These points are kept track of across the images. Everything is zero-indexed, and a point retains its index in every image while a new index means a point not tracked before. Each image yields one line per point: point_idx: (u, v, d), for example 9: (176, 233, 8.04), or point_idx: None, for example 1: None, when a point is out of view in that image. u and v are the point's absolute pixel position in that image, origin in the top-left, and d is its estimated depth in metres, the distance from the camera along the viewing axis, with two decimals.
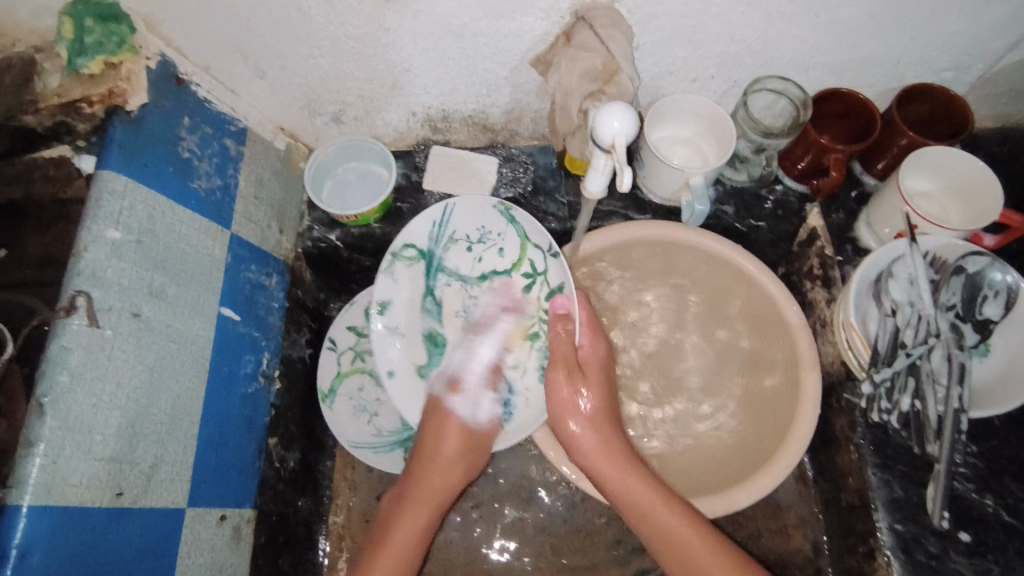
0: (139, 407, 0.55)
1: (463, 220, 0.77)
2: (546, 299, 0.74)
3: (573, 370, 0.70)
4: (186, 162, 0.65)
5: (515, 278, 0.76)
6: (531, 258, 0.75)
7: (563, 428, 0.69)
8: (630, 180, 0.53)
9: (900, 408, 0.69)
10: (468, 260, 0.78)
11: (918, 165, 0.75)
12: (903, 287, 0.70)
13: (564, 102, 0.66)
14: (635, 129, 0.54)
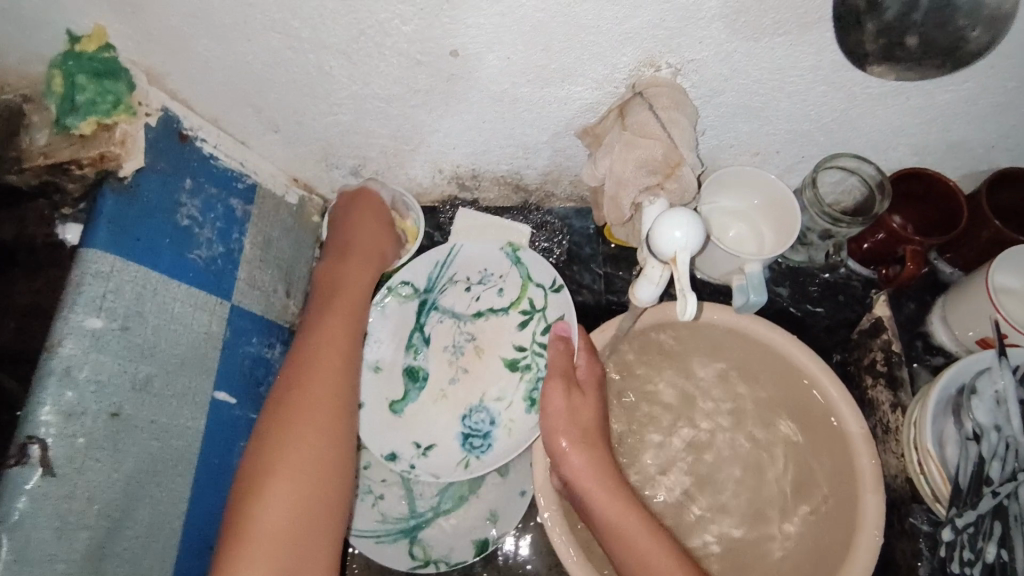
0: (111, 523, 0.49)
1: (465, 262, 0.75)
2: (545, 334, 0.73)
3: (571, 385, 0.65)
4: (185, 230, 0.58)
5: (512, 316, 0.75)
6: (531, 296, 0.74)
7: (557, 449, 0.62)
8: (694, 305, 0.47)
9: (985, 560, 0.57)
10: (465, 299, 0.75)
11: (1012, 261, 0.65)
12: (988, 408, 0.61)
13: (616, 195, 0.57)
14: (699, 238, 0.46)
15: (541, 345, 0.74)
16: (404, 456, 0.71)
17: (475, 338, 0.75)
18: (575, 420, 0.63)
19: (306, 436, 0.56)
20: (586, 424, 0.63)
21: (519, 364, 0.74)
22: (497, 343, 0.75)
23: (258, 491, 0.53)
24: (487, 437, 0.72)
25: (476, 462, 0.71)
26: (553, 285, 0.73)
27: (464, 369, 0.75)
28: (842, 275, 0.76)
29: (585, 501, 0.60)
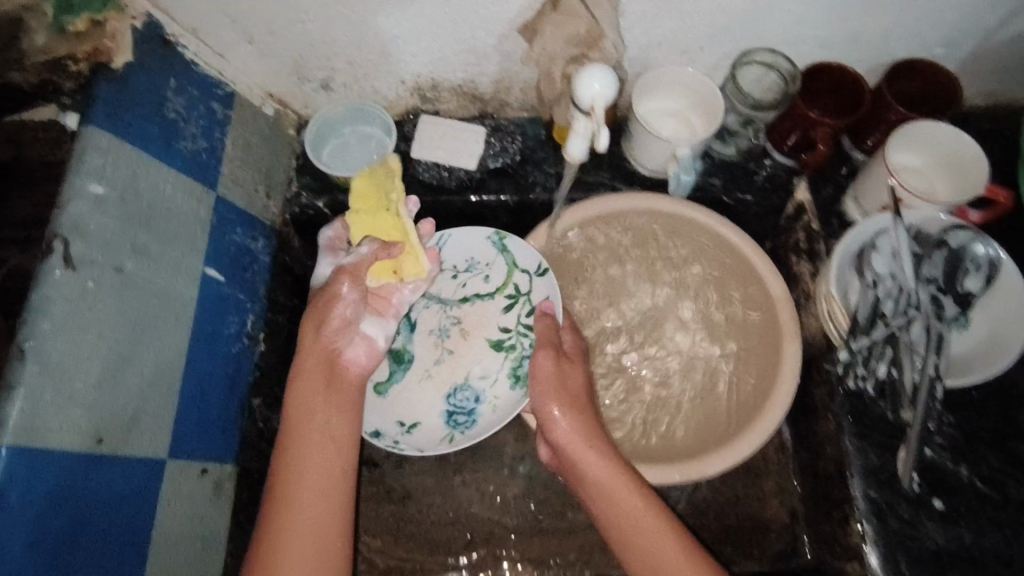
0: (121, 359, 0.57)
1: (452, 250, 0.82)
2: (529, 316, 0.78)
3: (559, 354, 0.70)
4: (172, 123, 0.65)
5: (497, 301, 0.80)
6: (516, 282, 0.79)
7: (547, 412, 0.67)
8: (607, 141, 0.56)
9: (876, 376, 0.69)
10: (451, 285, 0.81)
11: (904, 139, 0.74)
12: (886, 260, 0.69)
13: (549, 67, 0.73)
14: (613, 91, 0.54)
15: (525, 327, 0.79)
16: (388, 433, 0.76)
17: (462, 322, 0.81)
18: (564, 385, 0.68)
19: (306, 519, 0.56)
20: (575, 394, 0.68)
21: (504, 344, 0.79)
22: (483, 324, 0.80)
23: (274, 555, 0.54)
24: (471, 412, 0.77)
25: (459, 438, 0.76)
26: (537, 270, 0.78)
27: (448, 350, 0.80)
28: (767, 167, 0.84)
29: (579, 459, 0.65)
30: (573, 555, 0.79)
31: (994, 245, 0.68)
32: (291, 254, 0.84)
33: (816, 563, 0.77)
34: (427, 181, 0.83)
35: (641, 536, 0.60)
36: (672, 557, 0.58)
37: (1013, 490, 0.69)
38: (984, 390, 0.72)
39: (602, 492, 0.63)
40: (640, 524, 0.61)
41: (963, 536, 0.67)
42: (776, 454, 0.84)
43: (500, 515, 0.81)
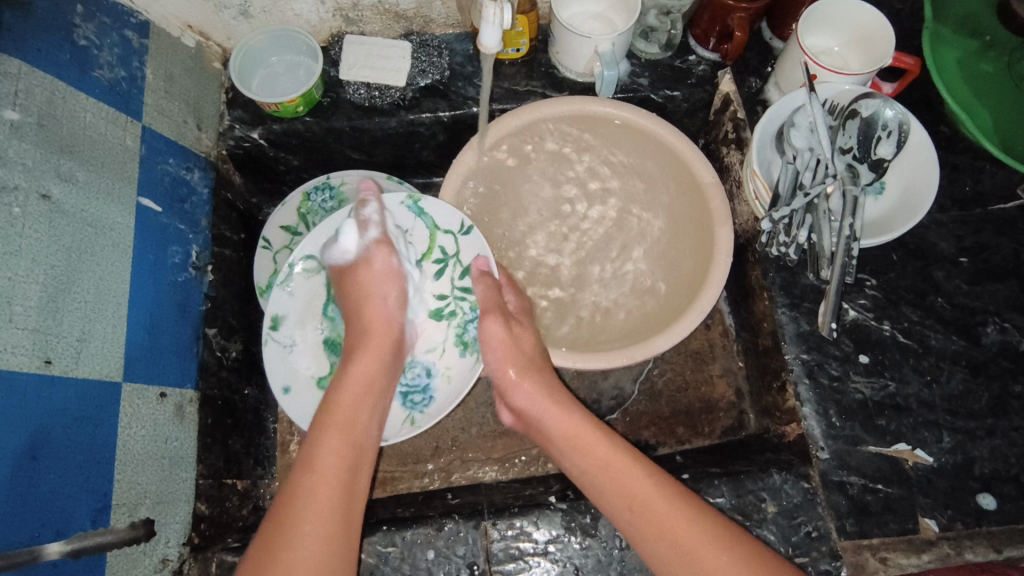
0: (59, 284, 0.57)
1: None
2: (462, 278, 0.79)
3: (509, 318, 0.73)
4: (83, 51, 0.64)
5: (426, 267, 0.79)
6: (441, 245, 0.78)
7: (508, 378, 0.71)
8: (509, 15, 0.62)
9: (798, 242, 0.73)
10: None
11: (819, 21, 0.76)
12: (804, 135, 0.71)
13: None
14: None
15: (460, 290, 0.79)
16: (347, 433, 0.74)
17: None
18: (521, 350, 0.72)
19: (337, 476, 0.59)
20: (531, 355, 0.72)
21: (444, 312, 0.79)
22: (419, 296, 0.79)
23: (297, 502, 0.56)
24: (426, 390, 0.77)
25: (420, 417, 0.75)
26: (462, 228, 0.77)
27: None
28: (692, 62, 0.86)
29: (539, 416, 0.69)
30: (535, 449, 0.82)
31: (899, 108, 0.71)
32: (232, 190, 0.85)
33: (759, 431, 0.82)
34: (358, 102, 0.83)
35: (606, 474, 0.62)
36: (642, 486, 0.60)
37: (933, 339, 0.72)
38: (903, 250, 0.75)
39: (563, 442, 0.66)
40: (609, 465, 0.63)
41: (887, 385, 0.71)
42: (721, 338, 0.90)
43: (464, 422, 0.84)
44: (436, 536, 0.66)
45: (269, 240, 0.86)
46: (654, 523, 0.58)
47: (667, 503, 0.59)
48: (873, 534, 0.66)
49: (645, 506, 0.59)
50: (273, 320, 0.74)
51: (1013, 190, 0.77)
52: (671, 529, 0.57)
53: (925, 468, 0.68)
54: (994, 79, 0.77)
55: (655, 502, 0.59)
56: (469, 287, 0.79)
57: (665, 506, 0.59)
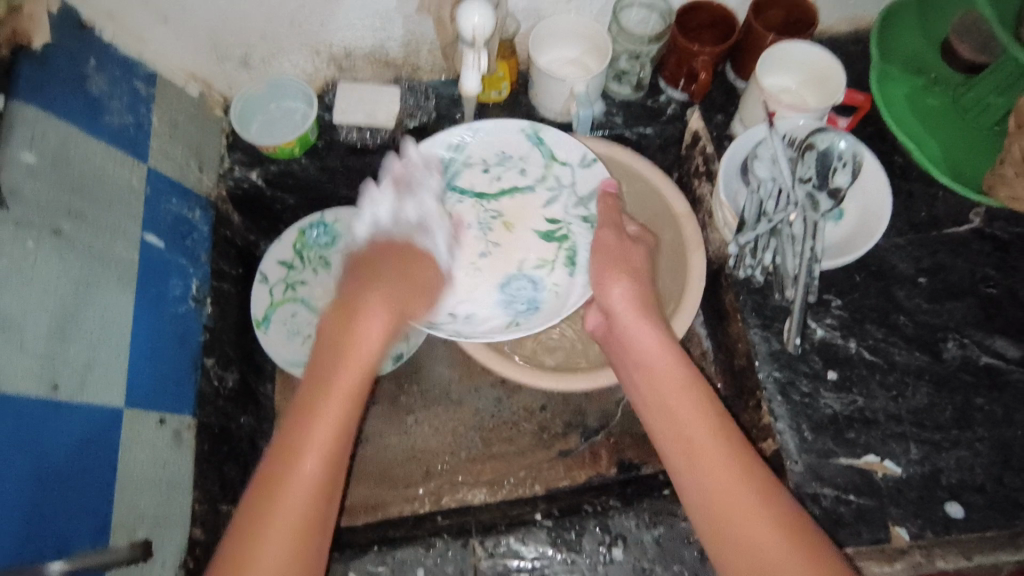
0: (67, 313, 0.60)
1: (480, 146, 0.82)
2: (580, 204, 0.81)
3: (620, 230, 0.75)
4: (95, 100, 0.69)
5: (539, 193, 0.82)
6: (557, 174, 0.82)
7: (604, 284, 0.72)
8: (485, 62, 0.68)
9: (763, 264, 0.78)
10: (485, 179, 0.82)
11: (776, 63, 0.83)
12: (767, 166, 0.76)
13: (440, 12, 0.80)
14: (491, 22, 0.65)
15: (575, 215, 0.81)
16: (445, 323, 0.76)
17: (502, 214, 0.82)
18: (627, 262, 0.73)
19: (342, 417, 0.56)
20: (633, 264, 0.73)
21: (552, 233, 0.81)
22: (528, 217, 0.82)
23: (298, 434, 0.54)
24: (529, 300, 0.79)
25: (525, 322, 0.77)
26: (582, 160, 0.81)
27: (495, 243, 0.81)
28: (663, 102, 0.92)
29: (629, 335, 0.69)
30: (523, 471, 0.84)
31: (852, 140, 0.75)
32: (231, 228, 0.89)
33: None
34: (351, 144, 0.89)
35: (689, 433, 0.61)
36: (723, 461, 0.58)
37: (897, 355, 0.76)
38: (865, 272, 0.79)
39: (647, 372, 0.66)
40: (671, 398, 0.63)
41: (856, 400, 0.74)
42: (700, 361, 0.93)
43: (453, 447, 0.86)
44: (425, 554, 0.68)
45: (267, 274, 0.90)
46: (711, 489, 0.58)
47: (725, 466, 0.58)
48: (848, 544, 0.68)
49: (698, 459, 0.59)
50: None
51: (966, 214, 0.82)
52: (733, 506, 0.57)
53: (894, 479, 0.71)
54: (939, 112, 0.83)
55: (718, 469, 0.58)
56: (592, 214, 0.80)
57: (728, 478, 0.58)
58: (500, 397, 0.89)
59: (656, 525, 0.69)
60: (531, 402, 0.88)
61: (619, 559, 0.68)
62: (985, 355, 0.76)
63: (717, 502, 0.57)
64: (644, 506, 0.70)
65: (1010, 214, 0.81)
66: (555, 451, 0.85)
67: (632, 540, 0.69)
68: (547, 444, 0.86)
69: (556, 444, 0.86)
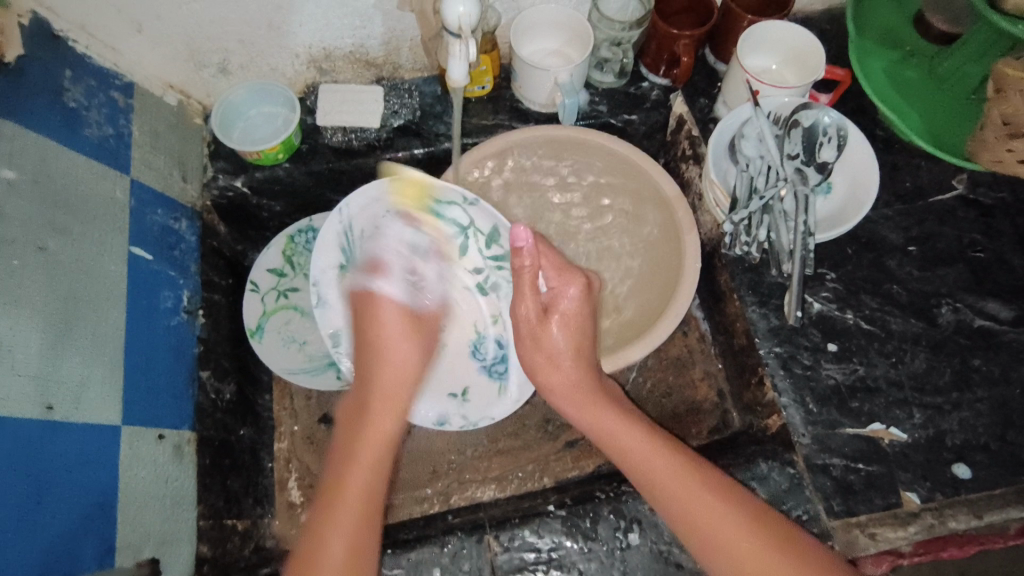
0: (58, 330, 0.59)
1: (361, 212, 0.69)
2: (489, 245, 0.77)
3: (543, 305, 0.71)
4: (72, 111, 0.68)
5: (451, 241, 0.75)
6: (453, 216, 0.73)
7: (542, 337, 0.71)
8: (474, 51, 0.68)
9: (758, 241, 0.78)
10: (401, 246, 0.72)
11: (755, 43, 0.83)
12: (754, 144, 0.77)
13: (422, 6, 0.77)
14: (478, 11, 0.66)
15: (492, 258, 0.78)
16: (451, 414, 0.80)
17: (443, 263, 0.77)
18: (560, 325, 0.71)
19: (366, 484, 0.63)
20: (571, 323, 0.71)
21: (485, 285, 0.81)
22: (456, 270, 0.79)
23: (339, 482, 0.63)
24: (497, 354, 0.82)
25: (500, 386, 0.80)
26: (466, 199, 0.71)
27: (452, 323, 0.81)
28: (646, 88, 0.93)
29: (558, 385, 0.72)
30: (532, 465, 0.84)
31: (837, 115, 0.76)
32: (218, 238, 0.87)
33: (744, 427, 0.85)
34: (336, 145, 0.88)
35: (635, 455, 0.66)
36: (672, 474, 0.63)
37: (894, 323, 0.77)
38: (856, 244, 0.80)
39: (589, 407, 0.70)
40: (617, 435, 0.68)
41: (857, 369, 0.75)
42: (699, 343, 0.94)
43: (459, 445, 0.85)
44: (441, 553, 0.68)
45: (257, 283, 0.88)
46: (674, 504, 0.62)
47: (693, 481, 0.63)
48: (859, 511, 0.69)
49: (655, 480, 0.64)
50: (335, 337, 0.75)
51: (949, 182, 0.83)
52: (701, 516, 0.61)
53: (901, 444, 0.71)
54: (917, 85, 0.85)
55: (683, 487, 0.62)
56: (500, 253, 0.78)
57: (665, 463, 0.64)
58: None
59: None
60: (534, 394, 0.88)
61: (636, 544, 0.68)
62: (979, 318, 0.77)
63: (706, 519, 0.60)
64: None
65: (992, 179, 0.83)
66: (562, 442, 0.85)
67: (647, 523, 0.69)
68: (553, 436, 0.85)
69: (563, 435, 0.85)
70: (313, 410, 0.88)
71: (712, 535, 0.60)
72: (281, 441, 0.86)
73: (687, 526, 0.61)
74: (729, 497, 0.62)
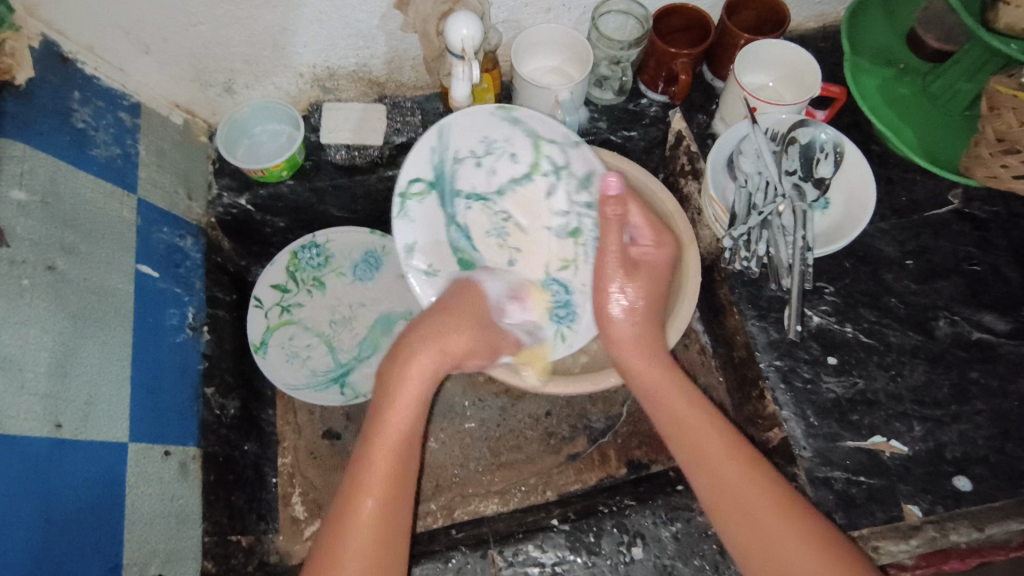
0: (67, 350, 0.59)
1: (463, 136, 0.76)
2: (577, 189, 0.77)
3: (623, 259, 0.72)
4: (81, 132, 0.69)
5: (538, 181, 0.78)
6: (547, 154, 0.77)
7: (611, 284, 0.73)
8: (478, 72, 0.70)
9: (758, 255, 0.79)
10: (480, 175, 0.77)
11: (752, 61, 0.85)
12: (752, 161, 0.78)
13: (425, 28, 0.79)
14: (479, 35, 0.68)
15: (577, 204, 0.77)
16: (505, 342, 0.75)
17: (509, 214, 0.78)
18: (645, 275, 0.73)
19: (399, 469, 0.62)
20: (650, 279, 0.73)
21: (568, 229, 0.78)
22: (536, 213, 0.78)
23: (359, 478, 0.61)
24: (568, 304, 0.77)
25: (569, 333, 0.77)
26: (569, 140, 0.76)
27: (516, 247, 0.78)
28: (644, 105, 0.94)
29: (621, 344, 0.72)
30: (534, 479, 0.84)
31: (833, 131, 0.78)
32: (223, 255, 0.88)
33: (745, 440, 0.86)
34: (341, 163, 0.89)
35: (696, 441, 0.65)
36: (730, 468, 0.63)
37: (892, 336, 0.78)
38: (854, 258, 0.81)
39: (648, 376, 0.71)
40: (675, 415, 0.68)
41: (857, 382, 0.76)
42: (699, 355, 0.95)
43: (462, 459, 0.86)
44: (445, 569, 0.68)
45: (261, 298, 0.89)
46: (726, 486, 0.62)
47: (748, 481, 0.62)
48: (862, 525, 0.69)
49: (705, 456, 0.64)
50: (408, 249, 0.74)
51: (944, 196, 0.84)
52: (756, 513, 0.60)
53: (901, 457, 0.72)
54: (911, 100, 0.86)
55: (737, 482, 0.62)
56: (586, 197, 0.77)
57: (720, 445, 0.65)
58: (505, 406, 0.88)
59: (674, 521, 0.70)
60: (536, 408, 0.88)
61: (639, 558, 0.68)
62: (976, 330, 0.78)
63: (758, 526, 0.59)
64: (659, 502, 0.70)
65: (986, 194, 0.84)
66: (565, 456, 0.85)
67: (650, 537, 0.69)
68: (556, 449, 0.86)
69: (565, 448, 0.86)
70: (315, 424, 0.89)
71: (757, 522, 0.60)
72: (285, 456, 0.86)
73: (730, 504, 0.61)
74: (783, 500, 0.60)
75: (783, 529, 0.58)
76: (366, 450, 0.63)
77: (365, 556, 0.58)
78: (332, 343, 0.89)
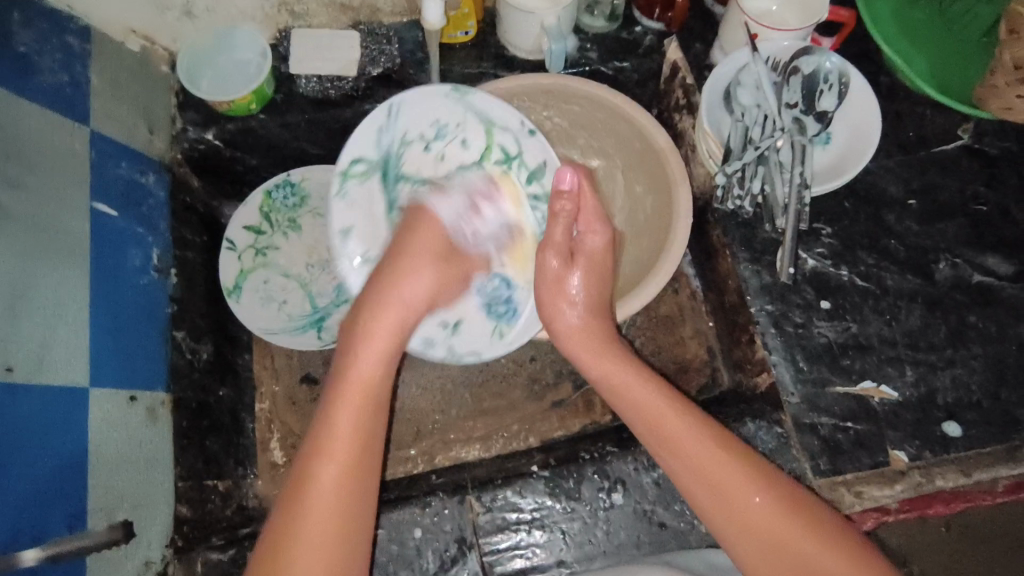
0: (15, 289, 0.56)
1: (414, 118, 0.70)
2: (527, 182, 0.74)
3: (568, 254, 0.70)
4: (23, 57, 0.63)
5: (487, 171, 0.73)
6: (499, 143, 0.73)
7: (563, 280, 0.70)
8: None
9: (751, 194, 0.75)
10: (429, 160, 0.72)
11: None
12: (751, 92, 0.72)
13: None
14: None
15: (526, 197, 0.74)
16: (436, 339, 0.73)
17: None
18: (593, 264, 0.70)
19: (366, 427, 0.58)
20: (593, 271, 0.70)
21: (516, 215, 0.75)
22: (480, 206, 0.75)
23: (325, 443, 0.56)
24: (507, 303, 0.75)
25: (507, 330, 0.75)
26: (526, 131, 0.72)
27: None
28: (639, 33, 0.88)
29: (567, 331, 0.70)
30: (516, 425, 0.83)
31: (838, 59, 0.72)
32: (191, 194, 0.84)
33: (732, 386, 0.84)
34: (313, 95, 0.83)
35: (656, 412, 0.62)
36: (691, 435, 0.60)
37: (890, 280, 0.74)
38: (854, 198, 0.77)
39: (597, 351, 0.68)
40: (629, 388, 0.65)
41: (850, 327, 0.73)
42: (690, 301, 0.91)
43: (443, 405, 0.84)
44: (422, 513, 0.67)
45: (233, 240, 0.85)
46: (685, 454, 0.59)
47: (716, 447, 0.59)
48: (847, 470, 0.68)
49: (676, 439, 0.60)
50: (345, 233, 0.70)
51: (954, 131, 0.79)
52: (724, 478, 0.57)
53: (891, 403, 0.70)
54: (925, 27, 0.80)
55: (698, 447, 0.59)
56: (535, 191, 0.74)
57: (679, 416, 0.61)
58: None
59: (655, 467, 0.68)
60: (519, 354, 0.86)
61: (619, 503, 0.67)
62: (977, 273, 0.74)
63: (730, 494, 0.57)
64: (641, 449, 0.68)
65: (998, 128, 0.79)
66: (548, 402, 0.84)
67: (631, 484, 0.68)
68: (539, 395, 0.84)
69: (548, 395, 0.84)
70: (293, 370, 0.87)
71: (727, 483, 0.57)
72: (263, 402, 0.84)
73: (712, 485, 0.58)
74: (751, 465, 0.58)
75: (752, 497, 0.56)
76: (331, 409, 0.57)
77: (330, 527, 0.54)
78: (309, 285, 0.86)
